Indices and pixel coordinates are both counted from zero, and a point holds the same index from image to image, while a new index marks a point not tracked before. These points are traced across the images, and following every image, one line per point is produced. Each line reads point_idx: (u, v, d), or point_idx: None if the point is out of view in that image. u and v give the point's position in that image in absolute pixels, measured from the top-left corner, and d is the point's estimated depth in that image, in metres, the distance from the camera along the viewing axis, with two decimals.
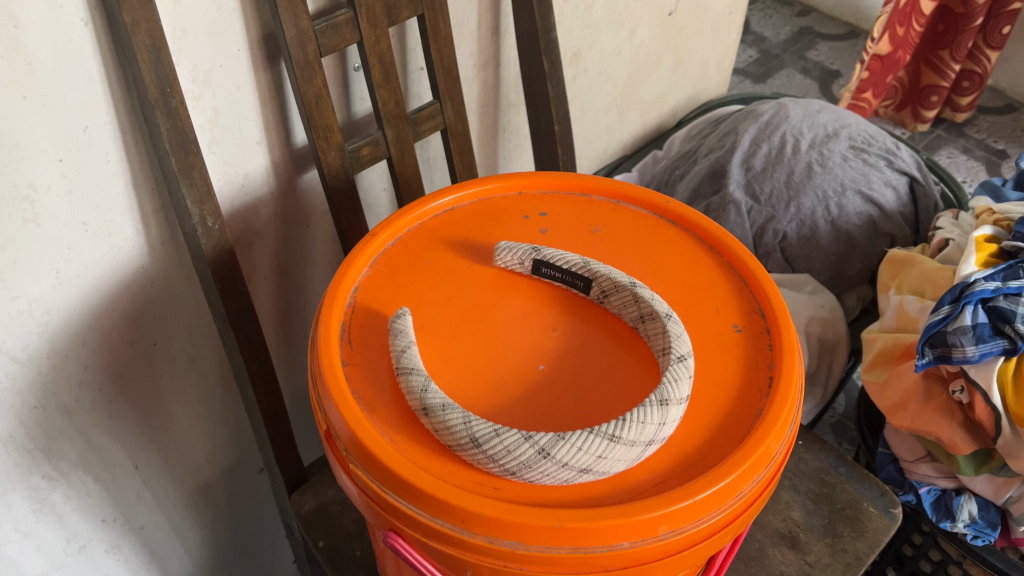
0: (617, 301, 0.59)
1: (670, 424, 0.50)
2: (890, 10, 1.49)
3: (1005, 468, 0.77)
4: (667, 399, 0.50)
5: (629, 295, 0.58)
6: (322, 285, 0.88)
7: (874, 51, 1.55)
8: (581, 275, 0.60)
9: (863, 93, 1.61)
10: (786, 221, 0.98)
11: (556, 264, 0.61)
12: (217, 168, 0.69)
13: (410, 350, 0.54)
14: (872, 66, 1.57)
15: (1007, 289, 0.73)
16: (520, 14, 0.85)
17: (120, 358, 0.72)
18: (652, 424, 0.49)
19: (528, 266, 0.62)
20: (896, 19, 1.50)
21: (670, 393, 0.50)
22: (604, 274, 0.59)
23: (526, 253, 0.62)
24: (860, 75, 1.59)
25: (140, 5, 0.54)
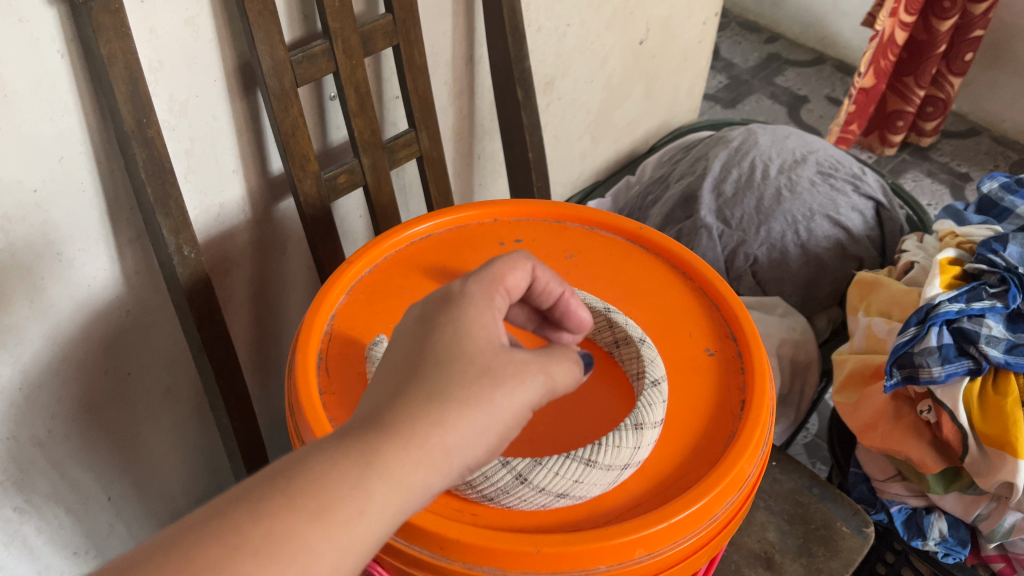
0: (592, 326, 0.60)
1: (645, 448, 0.51)
2: (875, 45, 1.53)
3: (973, 486, 0.78)
4: (642, 423, 0.51)
5: (603, 320, 0.59)
6: (298, 312, 0.88)
7: (860, 86, 1.59)
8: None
9: (850, 126, 1.67)
10: (757, 245, 1.00)
11: None
12: (194, 197, 0.69)
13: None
14: (860, 99, 1.61)
15: (970, 310, 0.75)
16: (494, 44, 0.86)
17: (94, 387, 0.71)
18: (627, 448, 0.49)
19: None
20: (879, 54, 1.53)
21: (644, 417, 0.51)
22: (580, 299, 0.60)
23: None
24: (849, 109, 1.64)
25: (116, 37, 0.54)
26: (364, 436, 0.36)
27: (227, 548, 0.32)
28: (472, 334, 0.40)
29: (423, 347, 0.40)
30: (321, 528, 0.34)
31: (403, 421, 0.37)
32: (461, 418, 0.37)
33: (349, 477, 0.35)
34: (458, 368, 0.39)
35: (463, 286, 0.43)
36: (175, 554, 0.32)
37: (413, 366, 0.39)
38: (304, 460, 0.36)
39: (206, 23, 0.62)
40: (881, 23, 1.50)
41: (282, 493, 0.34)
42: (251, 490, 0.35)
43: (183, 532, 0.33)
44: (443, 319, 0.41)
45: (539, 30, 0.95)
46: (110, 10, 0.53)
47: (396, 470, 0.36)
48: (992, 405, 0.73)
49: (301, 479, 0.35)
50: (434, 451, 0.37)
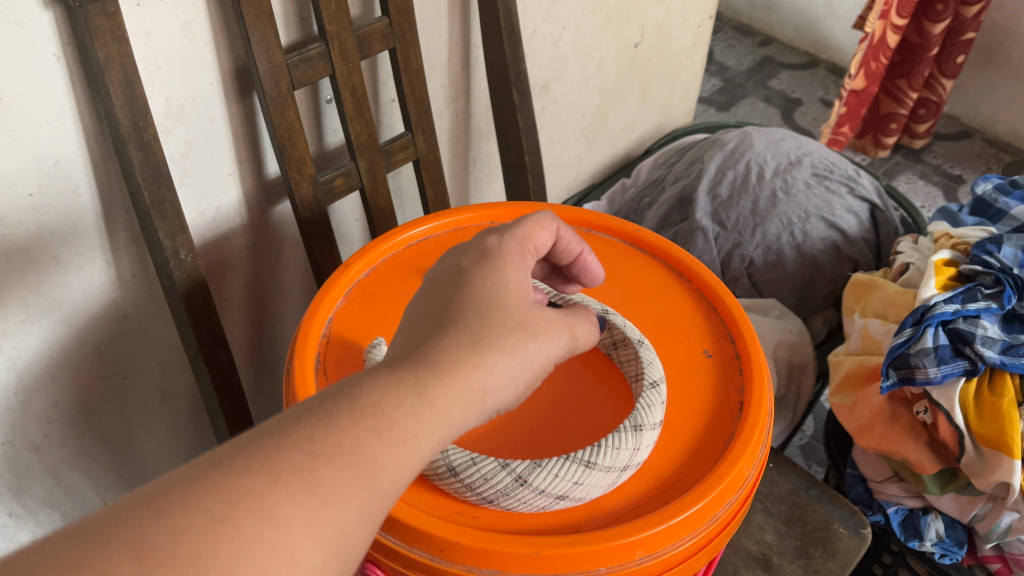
0: None
1: (644, 450, 0.51)
2: (866, 47, 1.54)
3: (970, 487, 0.78)
4: (641, 425, 0.51)
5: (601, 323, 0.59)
6: (294, 315, 0.88)
7: (851, 87, 1.60)
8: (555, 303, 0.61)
9: (841, 127, 1.67)
10: (752, 247, 1.01)
11: None
12: (190, 201, 0.69)
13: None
14: (850, 101, 1.62)
15: (966, 311, 0.76)
16: (490, 47, 0.86)
17: (90, 392, 0.71)
18: (627, 449, 0.49)
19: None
20: (869, 56, 1.55)
21: (643, 419, 0.51)
22: (576, 300, 0.60)
23: None
24: (840, 110, 1.65)
25: (113, 41, 0.54)
26: (416, 368, 0.37)
27: (299, 458, 0.32)
28: (509, 287, 0.42)
29: (462, 294, 0.41)
30: (385, 447, 0.34)
31: (451, 357, 0.37)
32: (503, 361, 0.39)
33: (406, 403, 0.35)
34: (497, 313, 0.40)
35: (498, 241, 0.44)
36: (249, 461, 0.31)
37: (452, 309, 0.40)
38: (358, 386, 0.35)
39: (202, 27, 0.62)
40: (872, 25, 1.51)
41: (341, 415, 0.34)
42: (307, 412, 0.34)
43: (245, 447, 0.32)
44: (481, 270, 0.42)
45: (535, 33, 0.95)
46: (107, 14, 0.53)
47: (448, 403, 0.36)
48: (988, 405, 0.73)
49: (358, 403, 0.35)
50: (479, 390, 0.37)
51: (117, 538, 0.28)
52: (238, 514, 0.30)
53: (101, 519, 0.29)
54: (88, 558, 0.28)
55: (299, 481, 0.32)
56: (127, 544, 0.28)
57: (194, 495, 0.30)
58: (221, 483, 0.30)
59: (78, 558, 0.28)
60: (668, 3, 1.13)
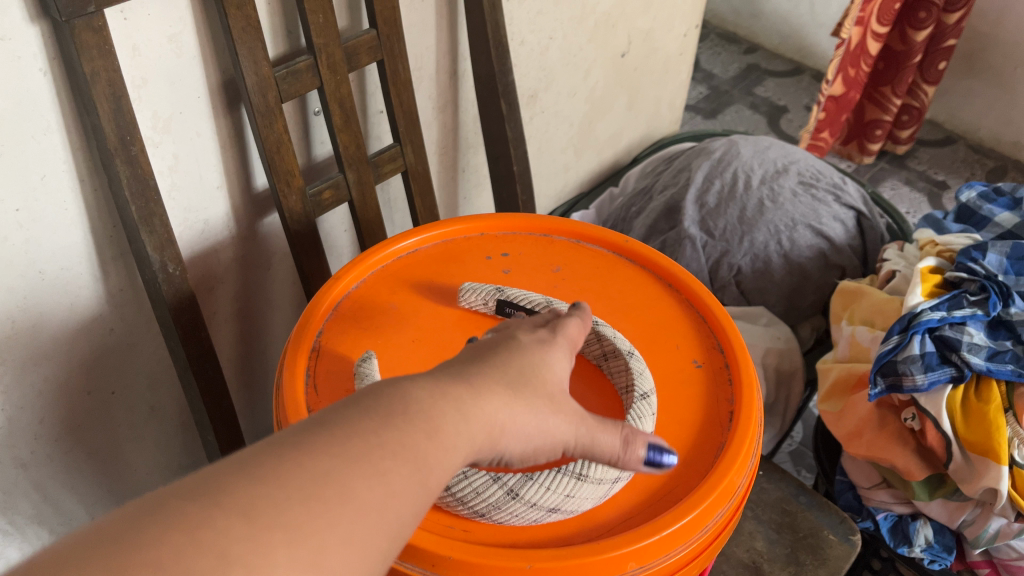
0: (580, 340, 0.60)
1: None
2: (842, 53, 1.53)
3: (958, 492, 0.78)
4: None
5: (592, 333, 0.59)
6: (284, 328, 0.88)
7: (829, 93, 1.61)
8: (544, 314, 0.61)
9: (822, 133, 1.71)
10: (740, 255, 1.01)
11: (519, 304, 0.62)
12: (177, 214, 0.69)
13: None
14: (829, 107, 1.64)
15: (952, 319, 0.77)
16: (477, 58, 0.87)
17: (77, 408, 0.71)
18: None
19: (491, 306, 0.63)
20: (847, 62, 1.55)
21: None
22: (567, 312, 0.60)
23: (490, 293, 0.63)
24: (818, 116, 1.66)
25: (100, 55, 0.54)
26: (458, 385, 0.36)
27: (368, 447, 0.32)
28: (556, 368, 0.41)
29: (509, 350, 0.40)
30: (440, 451, 0.33)
31: (490, 386, 0.37)
32: (528, 421, 0.38)
33: (450, 414, 0.35)
34: (538, 377, 0.39)
35: (551, 330, 0.43)
36: (326, 442, 0.31)
37: (495, 355, 0.39)
38: (405, 389, 0.35)
39: (190, 41, 0.62)
40: (849, 31, 1.50)
41: (393, 414, 0.33)
42: (355, 406, 0.33)
43: (306, 432, 0.31)
44: (533, 343, 0.41)
45: (522, 44, 0.96)
46: (93, 29, 0.53)
47: (480, 431, 0.36)
48: (975, 411, 0.74)
49: (410, 404, 0.34)
50: (501, 431, 0.37)
51: (221, 498, 0.27)
52: (323, 490, 0.29)
53: (195, 485, 0.28)
54: (195, 514, 0.27)
55: (370, 467, 0.31)
56: (232, 505, 0.27)
57: (285, 467, 0.29)
58: (307, 461, 0.30)
59: (185, 515, 0.27)
60: (654, 13, 1.14)
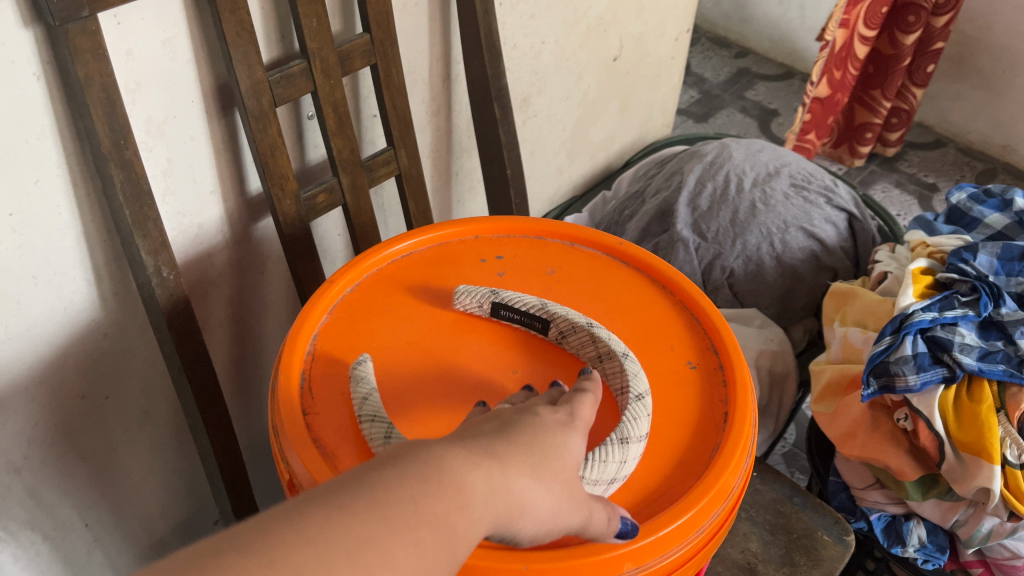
0: (575, 342, 0.60)
1: (631, 463, 0.51)
2: (827, 55, 1.53)
3: (950, 491, 0.79)
4: (628, 437, 0.51)
5: (586, 335, 0.59)
6: (278, 332, 0.88)
7: (814, 95, 1.61)
8: (540, 316, 0.61)
9: (807, 135, 1.71)
10: (733, 258, 1.01)
11: (514, 306, 0.62)
12: (171, 218, 0.69)
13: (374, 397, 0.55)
14: (815, 108, 1.65)
15: (943, 319, 0.77)
16: (470, 62, 0.87)
17: (71, 413, 0.70)
18: (614, 462, 0.50)
19: (487, 309, 0.63)
20: (833, 64, 1.56)
21: (630, 431, 0.52)
22: (563, 313, 0.60)
23: (484, 296, 0.63)
24: (804, 118, 1.67)
25: (94, 59, 0.54)
26: (487, 457, 0.37)
27: (406, 514, 0.34)
28: (573, 452, 0.41)
29: (534, 428, 0.40)
30: (469, 521, 0.35)
31: (514, 458, 0.38)
32: (544, 499, 0.38)
33: (481, 484, 0.36)
34: (559, 457, 0.40)
35: (569, 415, 0.43)
36: (368, 504, 0.33)
37: (522, 433, 0.40)
38: (440, 455, 0.37)
39: (183, 45, 0.62)
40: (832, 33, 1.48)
41: (428, 481, 0.35)
42: (394, 468, 0.35)
43: (349, 490, 0.34)
44: (553, 423, 0.41)
45: (515, 48, 0.96)
46: (87, 33, 0.53)
47: (502, 506, 0.37)
48: (967, 412, 0.74)
49: (444, 471, 0.36)
50: (519, 504, 0.37)
51: (275, 557, 0.31)
52: (364, 556, 0.32)
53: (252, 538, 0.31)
54: (248, 570, 0.30)
55: (407, 534, 0.33)
56: (285, 563, 0.30)
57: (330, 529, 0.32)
58: (350, 521, 0.33)
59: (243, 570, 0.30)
60: (646, 16, 1.15)
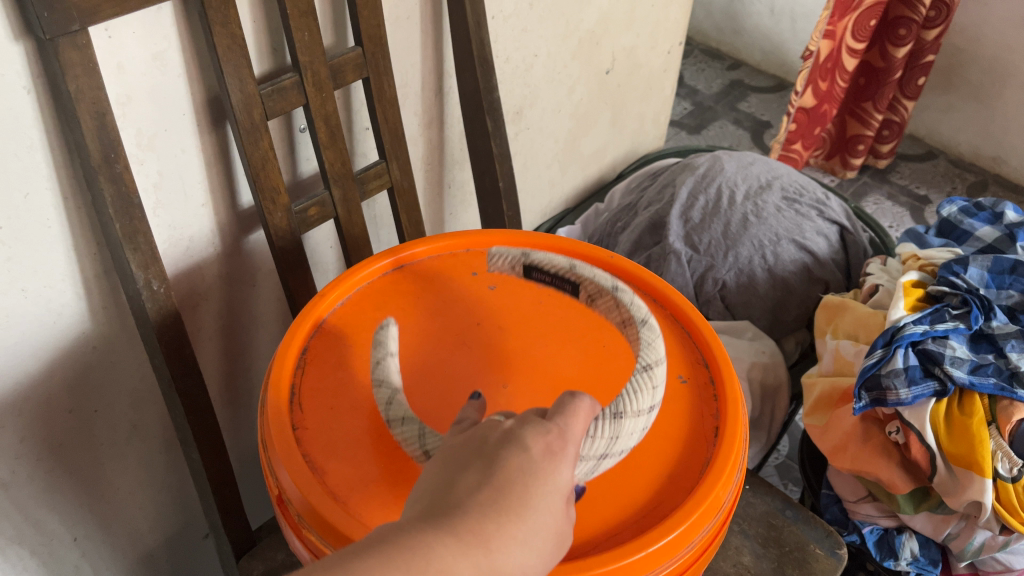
0: (602, 304, 0.64)
1: (624, 439, 0.51)
2: (811, 65, 1.55)
3: (942, 505, 0.78)
4: (621, 412, 0.51)
5: (611, 298, 0.63)
6: (269, 344, 0.87)
7: (800, 104, 1.62)
8: (568, 278, 0.66)
9: (794, 144, 1.71)
10: (725, 270, 1.02)
11: (544, 268, 0.67)
12: (162, 231, 0.68)
13: (390, 360, 0.57)
14: (799, 118, 1.65)
15: (934, 332, 0.78)
16: (463, 74, 0.87)
17: (59, 427, 0.70)
18: (603, 438, 0.50)
19: (519, 270, 0.68)
20: (818, 74, 1.57)
21: (624, 405, 0.52)
22: (589, 277, 0.64)
23: (516, 258, 0.68)
24: (790, 127, 1.68)
25: (84, 73, 0.54)
26: (478, 540, 0.36)
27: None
28: (561, 492, 0.40)
29: (524, 477, 0.39)
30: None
31: (504, 535, 0.37)
32: (534, 565, 0.38)
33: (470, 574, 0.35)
34: (548, 515, 0.39)
35: (561, 436, 0.42)
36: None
37: (512, 492, 0.38)
38: (429, 543, 0.35)
39: (174, 58, 0.62)
40: (817, 43, 1.52)
41: (412, 572, 0.34)
42: (379, 553, 0.35)
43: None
44: (544, 467, 0.40)
45: (508, 60, 0.96)
46: (78, 46, 0.53)
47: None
48: (958, 424, 0.74)
49: (431, 560, 0.35)
50: None
51: None
52: None
53: None
54: None
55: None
56: None
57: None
58: None
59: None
60: (638, 29, 1.15)
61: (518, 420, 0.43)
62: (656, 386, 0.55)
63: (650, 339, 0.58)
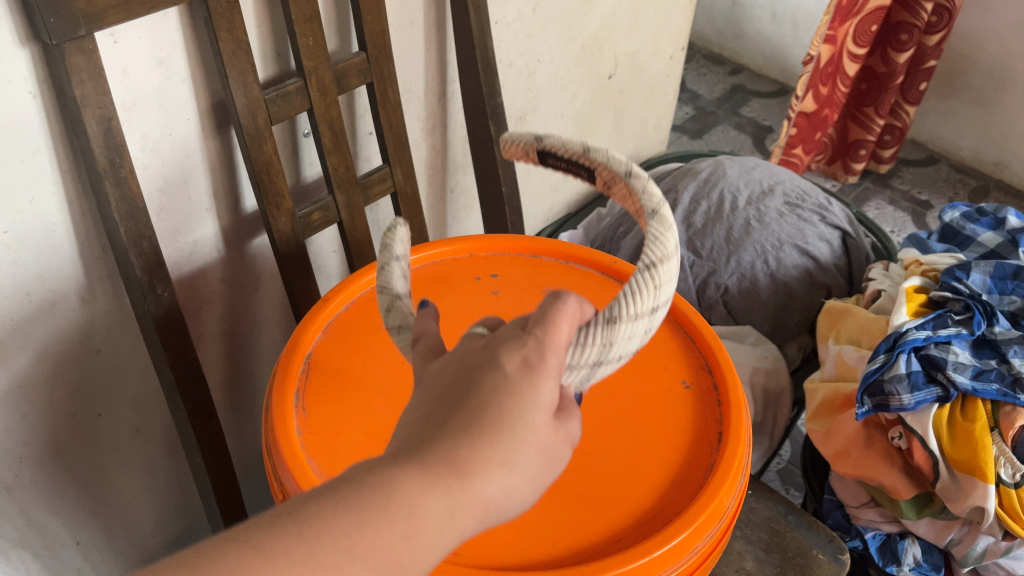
0: (619, 192, 0.54)
1: (623, 347, 0.40)
2: (811, 70, 1.55)
3: (945, 510, 0.79)
4: (615, 317, 0.39)
5: (625, 186, 0.53)
6: (272, 348, 0.87)
7: (801, 109, 1.62)
8: (583, 164, 0.55)
9: (795, 149, 1.71)
10: (727, 275, 1.02)
11: (558, 153, 0.56)
12: (166, 236, 0.69)
13: (399, 264, 0.50)
14: (800, 122, 1.65)
15: (937, 338, 0.77)
16: (466, 80, 0.87)
17: (63, 431, 0.70)
18: (592, 347, 0.39)
19: (534, 156, 0.58)
20: (818, 79, 1.57)
21: (620, 309, 0.40)
22: (603, 162, 0.54)
23: (528, 143, 0.58)
24: (791, 132, 1.68)
25: (90, 78, 0.54)
26: (446, 470, 0.31)
27: (336, 554, 0.30)
28: (548, 403, 0.33)
29: (496, 398, 0.32)
30: (415, 551, 0.31)
31: (478, 462, 0.32)
32: (524, 487, 0.33)
33: (435, 511, 0.31)
34: (534, 433, 0.33)
35: (545, 340, 0.34)
36: (289, 545, 0.30)
37: (484, 415, 0.32)
38: (387, 481, 0.31)
39: (180, 64, 0.62)
40: (818, 48, 1.51)
41: (367, 515, 0.30)
42: (332, 500, 0.31)
43: (281, 535, 0.30)
44: (519, 385, 0.33)
45: (511, 66, 0.96)
46: (84, 51, 0.53)
47: (471, 517, 0.32)
48: (961, 430, 0.74)
49: (390, 501, 0.31)
50: (492, 504, 0.32)
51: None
52: None
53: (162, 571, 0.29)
54: None
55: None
56: None
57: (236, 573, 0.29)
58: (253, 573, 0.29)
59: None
60: (641, 35, 1.15)
61: (498, 335, 0.35)
62: (660, 287, 0.42)
63: (660, 236, 0.45)
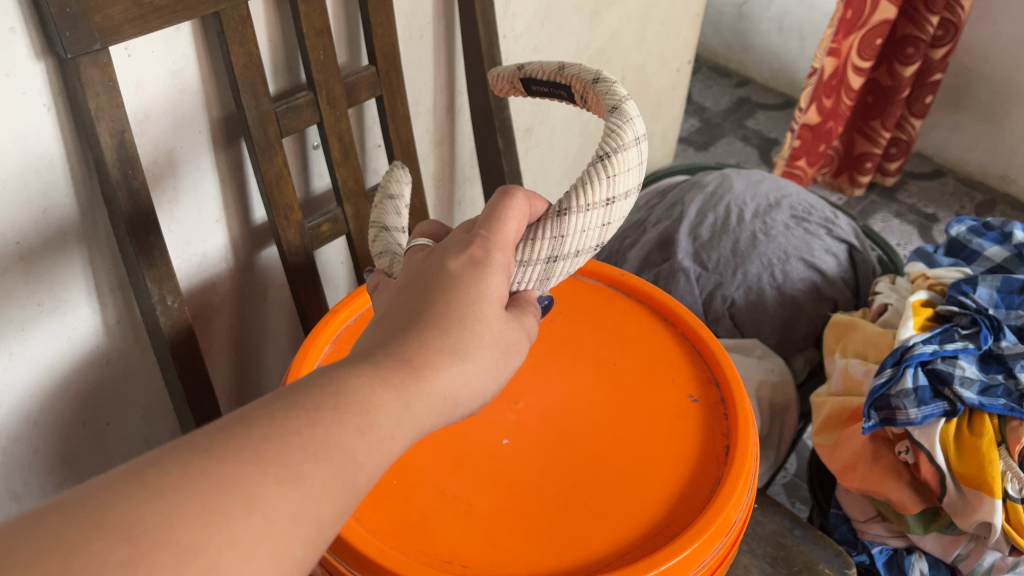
0: (593, 103, 0.55)
1: (575, 235, 0.47)
2: (816, 83, 1.54)
3: (951, 525, 0.79)
4: (565, 210, 0.47)
5: (597, 91, 0.54)
6: (280, 359, 0.88)
7: (805, 121, 1.62)
8: (560, 83, 0.57)
9: (798, 161, 1.72)
10: (733, 288, 1.02)
11: (538, 79, 0.58)
12: (177, 247, 0.69)
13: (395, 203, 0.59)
14: (804, 134, 1.65)
15: (944, 352, 0.77)
16: (475, 93, 0.88)
17: (73, 439, 0.71)
18: (542, 241, 0.47)
19: (518, 86, 0.60)
20: (821, 91, 1.56)
21: (569, 203, 0.47)
22: (575, 75, 0.55)
23: (511, 75, 0.60)
24: (794, 144, 1.68)
25: (105, 92, 0.54)
26: (399, 368, 0.36)
27: (288, 450, 0.32)
28: (494, 298, 0.40)
29: (445, 299, 0.39)
30: (370, 445, 0.34)
31: (429, 352, 0.37)
32: (476, 374, 0.38)
33: (390, 402, 0.35)
34: (481, 325, 0.39)
35: (486, 252, 0.42)
36: (238, 447, 0.32)
37: (435, 310, 0.38)
38: (343, 375, 0.35)
39: (192, 77, 0.62)
40: (821, 61, 1.51)
41: (322, 408, 0.34)
42: (290, 399, 0.34)
43: (245, 429, 0.32)
44: (468, 277, 0.40)
45: None
46: (99, 65, 0.53)
47: (428, 408, 0.36)
48: (968, 445, 0.74)
49: (341, 394, 0.35)
50: (448, 392, 0.37)
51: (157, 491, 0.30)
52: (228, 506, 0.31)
53: (130, 470, 0.31)
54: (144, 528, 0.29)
55: (286, 472, 0.32)
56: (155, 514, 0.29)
57: (185, 479, 0.30)
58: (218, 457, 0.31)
59: (62, 546, 0.28)
60: (647, 48, 1.16)
61: (442, 247, 0.43)
62: (614, 178, 0.47)
63: (618, 128, 0.48)
